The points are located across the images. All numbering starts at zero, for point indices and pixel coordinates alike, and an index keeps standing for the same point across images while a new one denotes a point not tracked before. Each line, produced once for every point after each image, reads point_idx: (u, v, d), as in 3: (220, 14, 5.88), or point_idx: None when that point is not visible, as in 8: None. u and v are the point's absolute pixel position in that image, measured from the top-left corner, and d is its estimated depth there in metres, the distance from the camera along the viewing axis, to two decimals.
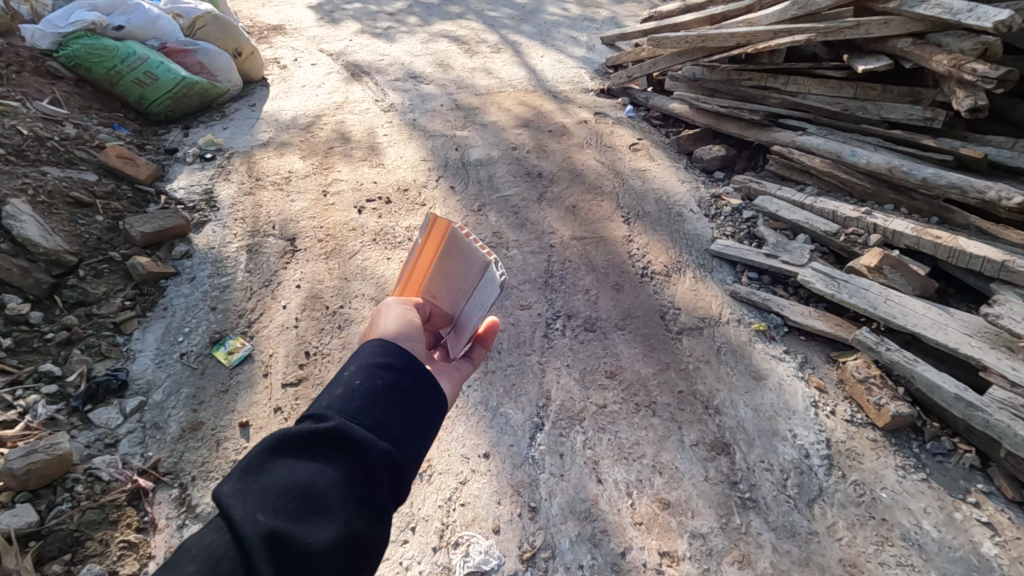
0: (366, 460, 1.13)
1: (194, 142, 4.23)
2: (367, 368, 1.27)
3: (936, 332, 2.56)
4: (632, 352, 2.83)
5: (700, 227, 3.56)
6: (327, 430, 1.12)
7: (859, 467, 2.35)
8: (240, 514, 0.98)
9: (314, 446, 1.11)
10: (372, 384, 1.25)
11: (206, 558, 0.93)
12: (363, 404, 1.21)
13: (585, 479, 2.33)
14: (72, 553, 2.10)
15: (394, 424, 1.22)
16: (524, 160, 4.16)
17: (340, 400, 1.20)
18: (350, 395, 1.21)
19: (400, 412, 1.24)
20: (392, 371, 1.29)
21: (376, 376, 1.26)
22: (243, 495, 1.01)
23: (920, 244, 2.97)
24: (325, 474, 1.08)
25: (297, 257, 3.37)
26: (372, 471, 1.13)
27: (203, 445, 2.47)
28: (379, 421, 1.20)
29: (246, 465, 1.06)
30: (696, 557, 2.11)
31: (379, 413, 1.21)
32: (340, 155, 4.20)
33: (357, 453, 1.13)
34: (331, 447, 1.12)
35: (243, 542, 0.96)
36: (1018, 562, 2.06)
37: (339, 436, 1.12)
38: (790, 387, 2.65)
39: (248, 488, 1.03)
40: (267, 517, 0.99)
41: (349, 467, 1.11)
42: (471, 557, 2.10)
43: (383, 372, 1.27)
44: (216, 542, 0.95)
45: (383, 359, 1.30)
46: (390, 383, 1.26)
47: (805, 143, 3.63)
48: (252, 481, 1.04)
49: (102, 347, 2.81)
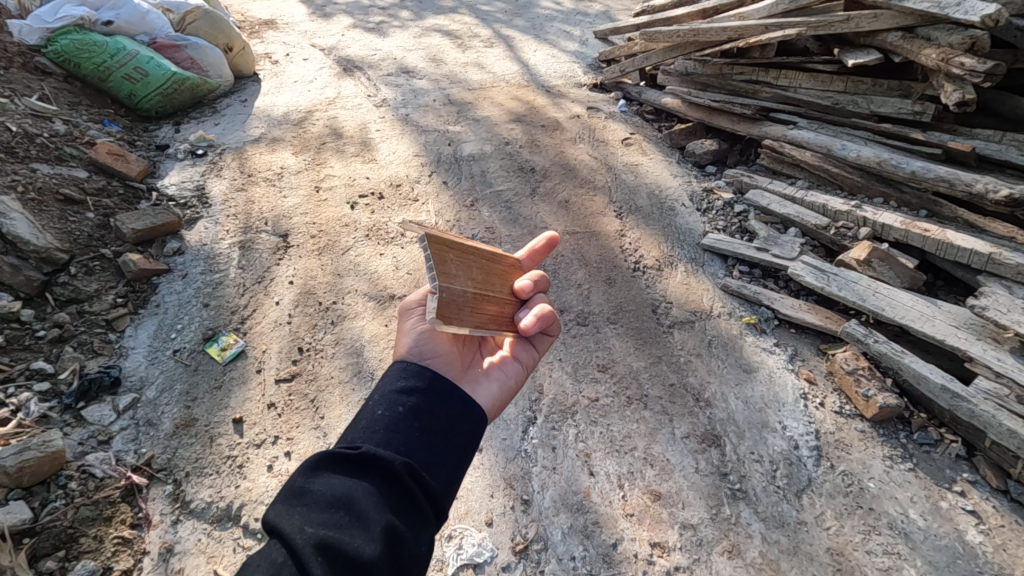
0: (397, 473, 1.19)
1: (185, 138, 4.22)
2: (391, 395, 1.35)
3: (924, 324, 2.59)
4: (624, 345, 2.85)
5: (692, 221, 3.58)
6: (360, 452, 1.20)
7: (848, 457, 2.39)
8: (291, 530, 1.08)
9: (350, 467, 1.19)
10: (397, 408, 1.31)
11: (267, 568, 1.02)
12: (389, 425, 1.28)
13: (577, 471, 2.36)
14: (67, 549, 2.10)
15: (421, 440, 1.28)
16: (517, 155, 4.17)
17: (369, 426, 1.28)
18: (376, 420, 1.29)
19: (426, 429, 1.30)
20: (415, 393, 1.35)
21: (398, 403, 1.32)
22: (289, 514, 1.11)
23: (908, 237, 3.00)
24: (361, 489, 1.16)
25: (290, 253, 3.37)
26: (405, 483, 1.18)
27: (196, 441, 2.48)
28: (406, 438, 1.27)
29: (290, 492, 1.15)
30: (686, 548, 2.14)
31: (404, 433, 1.27)
32: (332, 150, 4.19)
33: (389, 466, 1.19)
34: (364, 466, 1.19)
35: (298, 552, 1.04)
36: (1003, 550, 2.10)
37: (369, 453, 1.20)
38: (780, 379, 2.68)
39: (293, 508, 1.12)
40: (313, 528, 1.08)
41: (383, 481, 1.18)
42: (464, 549, 2.11)
43: (406, 396, 1.34)
44: (269, 555, 1.04)
45: (406, 383, 1.37)
46: (414, 407, 1.32)
47: (796, 137, 3.65)
48: (297, 504, 1.13)
49: (95, 344, 2.80)
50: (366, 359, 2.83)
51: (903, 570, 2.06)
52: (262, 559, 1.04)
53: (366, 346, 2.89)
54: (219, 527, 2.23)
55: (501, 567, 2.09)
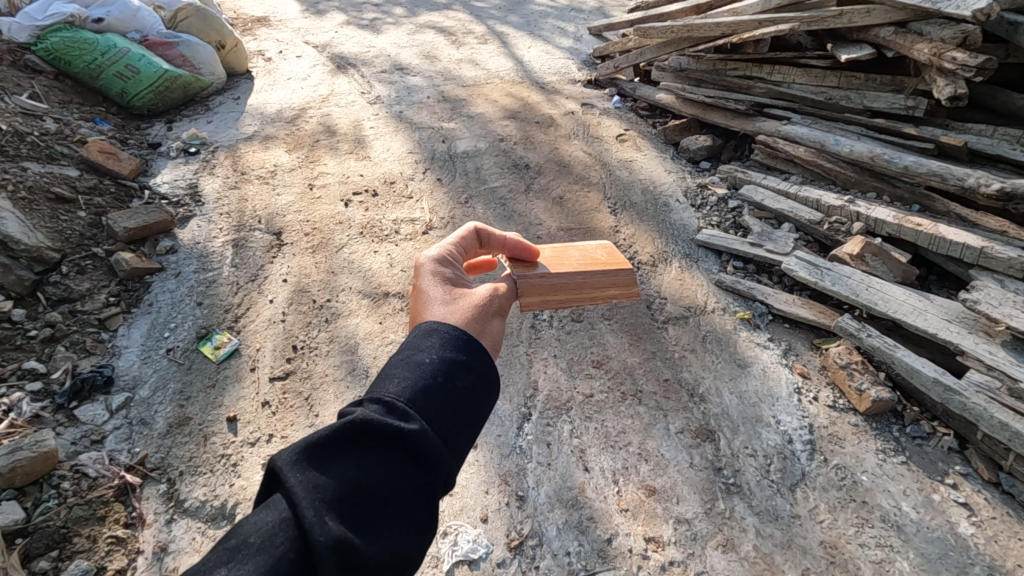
0: (433, 473, 1.04)
1: (177, 136, 4.19)
2: (446, 364, 1.16)
3: (916, 318, 2.60)
4: (618, 341, 2.86)
5: (686, 217, 3.58)
6: (404, 434, 1.03)
7: (841, 451, 2.40)
8: (308, 512, 0.92)
9: (386, 444, 1.03)
10: (450, 386, 1.14)
11: (268, 559, 0.88)
12: (440, 406, 1.10)
13: (572, 467, 2.36)
14: (60, 549, 2.09)
15: (462, 432, 1.13)
16: (511, 152, 4.16)
17: (418, 394, 1.09)
18: (429, 391, 1.11)
19: (469, 421, 1.15)
20: (471, 375, 1.18)
21: (455, 378, 1.15)
22: (309, 490, 0.95)
23: (901, 232, 3.00)
24: (389, 481, 1.01)
25: (284, 251, 3.36)
26: (436, 484, 1.05)
27: (190, 440, 2.47)
28: (452, 427, 1.10)
29: (314, 453, 0.99)
30: (681, 542, 2.14)
31: (451, 419, 1.11)
32: (326, 147, 4.18)
33: (427, 463, 1.04)
34: (403, 451, 1.03)
35: (309, 546, 0.90)
36: (994, 541, 2.11)
37: (414, 440, 1.03)
38: (774, 374, 2.69)
39: (315, 480, 0.97)
40: (331, 519, 0.94)
41: (417, 474, 1.04)
42: (459, 546, 2.12)
43: (460, 372, 1.17)
44: (276, 535, 0.90)
45: (465, 359, 1.19)
46: (468, 390, 1.16)
47: (789, 132, 3.65)
48: (318, 474, 0.98)
49: (87, 343, 2.79)
50: (361, 356, 2.82)
51: (896, 562, 2.07)
52: (270, 537, 0.90)
53: (360, 343, 2.88)
54: (213, 525, 2.22)
55: (497, 563, 2.09)
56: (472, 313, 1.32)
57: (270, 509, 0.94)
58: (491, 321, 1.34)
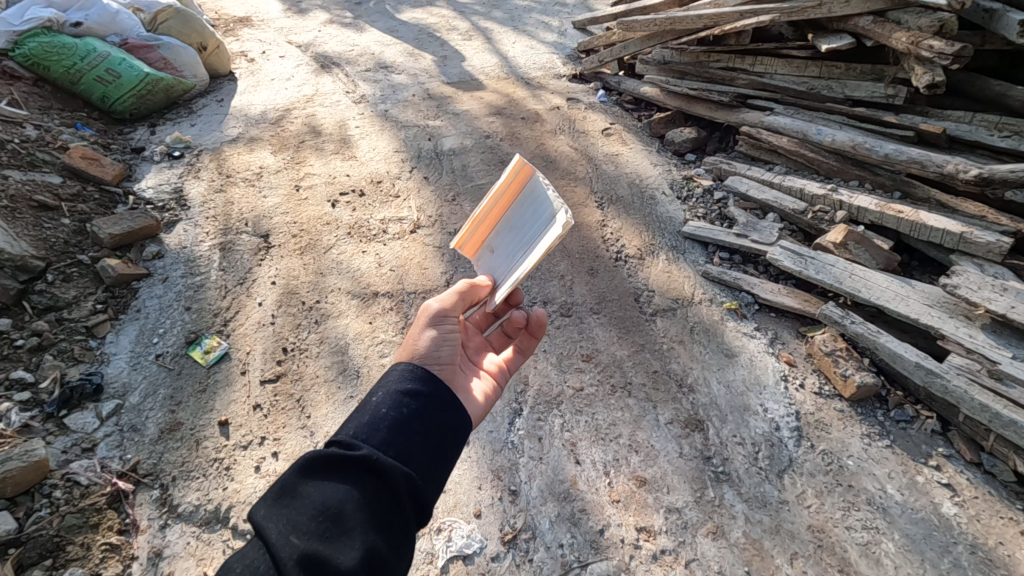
0: (390, 482, 1.16)
1: (161, 140, 4.16)
2: (392, 396, 1.32)
3: (899, 304, 2.63)
4: (607, 334, 2.89)
5: (672, 210, 3.61)
6: (356, 456, 1.17)
7: (827, 437, 2.44)
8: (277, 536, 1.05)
9: (343, 469, 1.16)
10: (396, 414, 1.28)
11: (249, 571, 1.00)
12: (386, 431, 1.24)
13: (564, 461, 2.38)
14: (54, 558, 2.09)
15: (416, 448, 1.25)
16: (497, 148, 4.16)
17: (366, 428, 1.24)
18: (375, 423, 1.25)
19: (422, 440, 1.28)
20: (418, 400, 1.33)
21: (400, 406, 1.30)
22: (278, 518, 1.08)
23: (883, 219, 3.05)
24: (350, 498, 1.12)
25: (272, 253, 3.36)
26: (394, 492, 1.16)
27: (182, 445, 2.47)
28: (402, 446, 1.24)
29: (280, 490, 1.13)
30: (673, 531, 2.17)
31: (400, 440, 1.25)
32: (311, 148, 4.16)
33: (381, 476, 1.16)
34: (360, 470, 1.16)
35: (279, 561, 1.02)
36: (976, 520, 2.16)
37: (366, 459, 1.17)
38: (761, 362, 2.73)
39: (284, 509, 1.10)
40: (297, 537, 1.05)
41: (375, 488, 1.16)
42: (453, 542, 2.14)
43: (407, 401, 1.32)
44: (254, 561, 1.02)
45: (410, 386, 1.35)
46: (416, 411, 1.31)
47: (773, 123, 3.69)
48: (285, 504, 1.11)
49: (75, 352, 2.78)
50: (351, 357, 2.82)
51: (881, 544, 2.10)
52: (249, 564, 1.02)
53: (351, 344, 2.88)
54: (207, 529, 2.22)
55: (491, 557, 2.11)
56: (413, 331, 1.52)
57: (250, 542, 1.08)
58: (426, 335, 1.49)
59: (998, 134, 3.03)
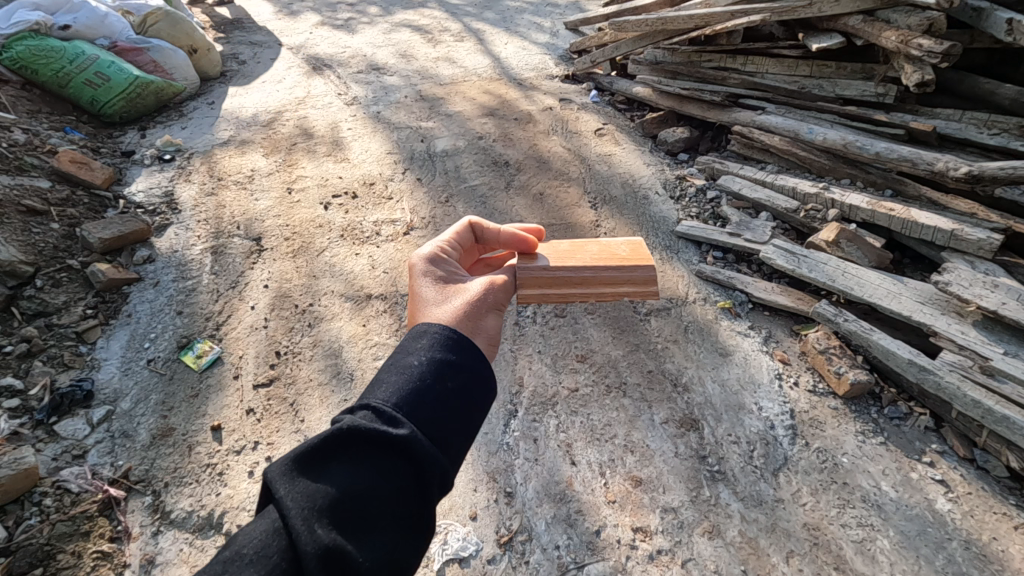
0: (424, 476, 1.06)
1: (152, 143, 4.13)
2: (432, 368, 1.19)
3: (891, 301, 2.64)
4: (601, 334, 2.89)
5: (665, 209, 3.61)
6: (392, 437, 1.06)
7: (822, 434, 2.45)
8: (299, 521, 0.96)
9: (374, 448, 1.06)
10: (436, 389, 1.16)
11: (262, 560, 0.93)
12: (427, 410, 1.13)
13: (559, 462, 2.38)
14: (44, 566, 2.05)
15: (453, 435, 1.15)
16: (490, 149, 4.16)
17: (405, 400, 1.12)
18: (415, 396, 1.13)
19: (459, 421, 1.17)
20: (458, 376, 1.21)
21: (441, 380, 1.18)
22: (298, 498, 0.99)
23: (874, 217, 3.06)
24: (377, 487, 1.04)
25: (264, 256, 3.34)
26: (424, 484, 1.07)
27: (174, 450, 2.44)
28: (441, 431, 1.13)
29: (303, 462, 1.03)
30: (668, 531, 2.16)
31: (437, 419, 1.13)
32: (303, 150, 4.15)
33: (416, 467, 1.06)
34: (392, 453, 1.06)
35: (297, 550, 0.94)
36: (970, 516, 2.15)
37: (401, 442, 1.06)
38: (755, 361, 2.74)
39: (306, 486, 1.01)
40: (318, 525, 0.97)
41: (406, 475, 1.06)
42: (449, 544, 2.13)
43: (449, 376, 1.19)
44: (269, 545, 0.95)
45: (452, 361, 1.22)
46: (457, 388, 1.19)
47: (764, 122, 3.70)
48: (306, 481, 1.02)
49: (65, 358, 2.75)
50: (345, 360, 2.80)
51: (876, 541, 2.10)
52: (264, 546, 0.95)
53: (344, 347, 2.86)
54: (200, 535, 2.19)
55: (487, 560, 2.10)
56: (462, 311, 1.36)
57: (266, 517, 1.00)
58: (483, 317, 1.38)
59: (987, 132, 3.05)
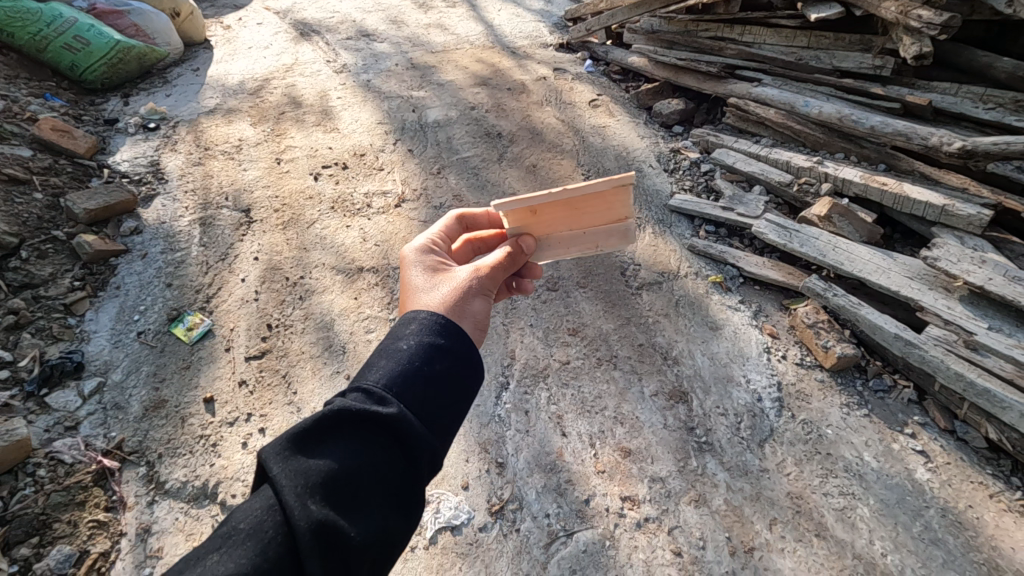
0: (415, 455, 1.08)
1: (135, 111, 4.03)
2: (422, 349, 1.20)
3: (880, 277, 2.66)
4: (593, 308, 2.90)
5: (659, 182, 3.59)
6: (383, 416, 1.07)
7: (807, 406, 2.49)
8: (294, 497, 0.97)
9: (366, 427, 1.07)
10: (428, 369, 1.18)
11: (258, 536, 0.94)
12: (418, 390, 1.14)
13: (550, 433, 2.41)
14: (40, 535, 2.07)
15: (443, 415, 1.16)
16: (483, 120, 4.09)
17: (396, 380, 1.13)
18: (405, 376, 1.14)
19: (450, 401, 1.18)
20: (448, 357, 1.22)
21: (432, 361, 1.19)
22: (292, 476, 1.00)
23: (867, 191, 3.07)
24: (369, 466, 1.05)
25: (254, 228, 3.30)
26: (415, 463, 1.08)
27: (167, 422, 2.45)
28: (431, 410, 1.14)
29: (296, 441, 1.04)
30: (656, 500, 2.21)
31: (428, 399, 1.14)
32: (292, 120, 4.06)
33: (407, 447, 1.08)
34: (383, 431, 1.08)
35: (291, 527, 0.95)
36: (948, 485, 2.22)
37: (392, 421, 1.08)
38: (745, 335, 2.77)
39: (300, 465, 1.01)
40: (312, 502, 0.98)
41: (397, 454, 1.08)
42: (441, 513, 2.17)
43: (439, 356, 1.21)
44: (265, 521, 0.96)
45: (441, 343, 1.23)
46: (447, 369, 1.20)
47: (760, 95, 3.66)
48: (300, 459, 1.02)
49: (54, 330, 2.74)
50: (337, 332, 2.80)
51: (857, 509, 2.16)
52: (259, 522, 0.96)
53: (336, 320, 2.85)
54: (195, 505, 2.22)
55: (478, 528, 2.15)
56: (451, 295, 1.36)
57: (260, 495, 1.00)
58: (471, 299, 1.38)
59: (983, 106, 3.04)
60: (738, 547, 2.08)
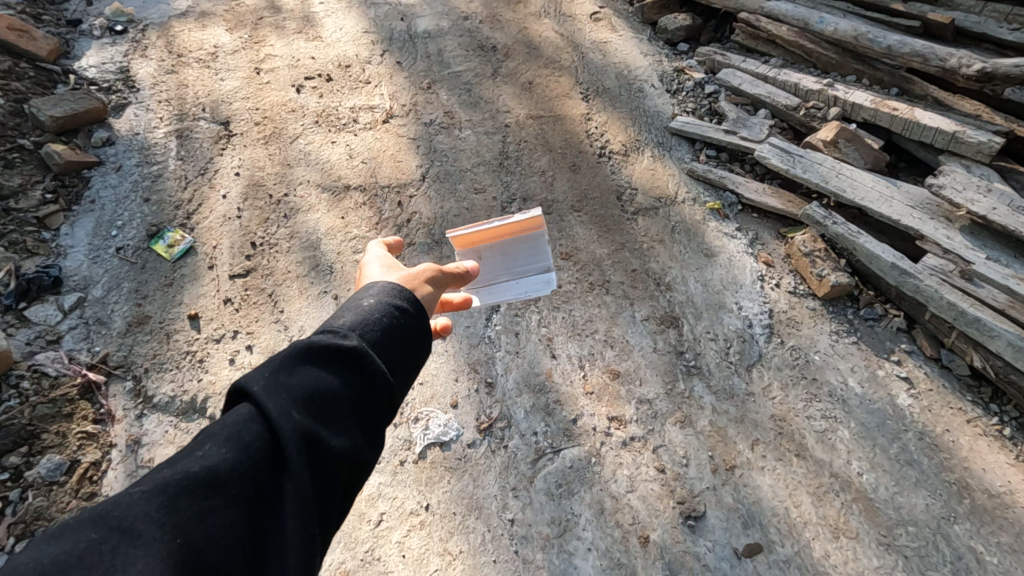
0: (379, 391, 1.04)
1: (100, 12, 3.71)
2: (386, 298, 1.16)
3: (881, 206, 2.60)
4: (587, 233, 2.83)
5: (660, 104, 3.43)
6: (348, 348, 1.04)
7: (797, 334, 2.50)
8: (271, 410, 0.94)
9: (333, 359, 1.03)
10: (390, 316, 1.13)
11: (235, 445, 0.90)
12: (379, 333, 1.09)
13: (540, 355, 2.41)
14: (30, 445, 2.07)
15: (407, 362, 1.12)
16: (477, 32, 3.82)
17: (359, 319, 1.10)
18: (368, 316, 1.10)
19: (413, 349, 1.14)
20: (405, 308, 1.15)
21: (392, 306, 1.14)
22: (266, 395, 0.96)
23: (877, 116, 2.94)
24: (338, 392, 1.00)
25: (234, 142, 3.14)
26: (380, 399, 1.05)
27: (151, 337, 2.41)
28: (397, 358, 1.10)
29: (269, 368, 0.99)
30: (642, 420, 2.25)
31: (389, 342, 1.10)
32: (270, 26, 3.77)
33: (373, 376, 1.04)
34: (349, 362, 1.04)
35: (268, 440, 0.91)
36: (928, 410, 2.26)
37: (356, 352, 1.04)
38: (739, 263, 2.73)
39: (274, 385, 0.97)
40: (287, 417, 0.94)
41: (361, 387, 1.03)
42: (431, 429, 2.20)
43: (400, 304, 1.16)
44: (241, 428, 0.92)
45: (398, 297, 1.16)
46: (408, 316, 1.15)
47: (773, 10, 3.43)
48: (272, 380, 0.98)
49: (28, 244, 2.64)
50: (324, 252, 2.72)
51: (838, 431, 2.21)
52: (236, 434, 0.91)
53: (322, 239, 2.76)
54: (185, 418, 2.22)
55: (467, 444, 2.18)
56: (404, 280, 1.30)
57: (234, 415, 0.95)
58: (423, 287, 1.31)
59: (1007, 26, 2.86)
60: (720, 465, 2.13)
